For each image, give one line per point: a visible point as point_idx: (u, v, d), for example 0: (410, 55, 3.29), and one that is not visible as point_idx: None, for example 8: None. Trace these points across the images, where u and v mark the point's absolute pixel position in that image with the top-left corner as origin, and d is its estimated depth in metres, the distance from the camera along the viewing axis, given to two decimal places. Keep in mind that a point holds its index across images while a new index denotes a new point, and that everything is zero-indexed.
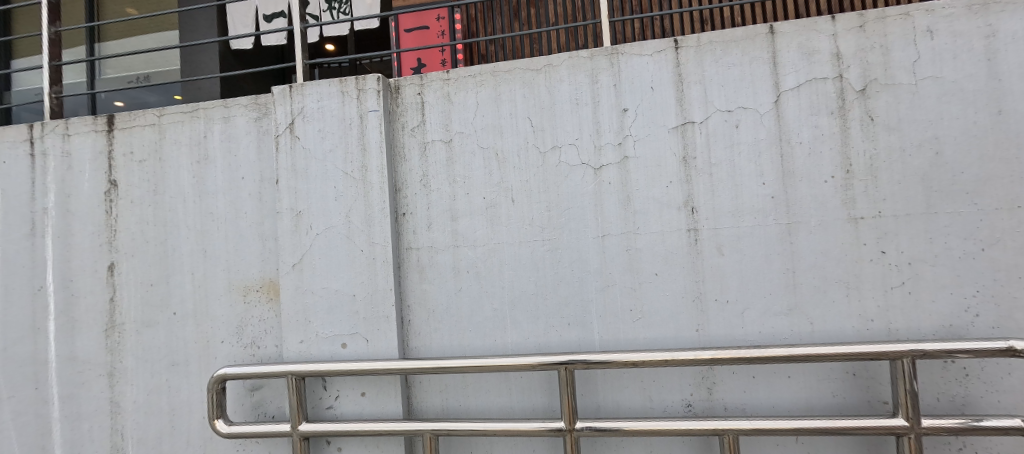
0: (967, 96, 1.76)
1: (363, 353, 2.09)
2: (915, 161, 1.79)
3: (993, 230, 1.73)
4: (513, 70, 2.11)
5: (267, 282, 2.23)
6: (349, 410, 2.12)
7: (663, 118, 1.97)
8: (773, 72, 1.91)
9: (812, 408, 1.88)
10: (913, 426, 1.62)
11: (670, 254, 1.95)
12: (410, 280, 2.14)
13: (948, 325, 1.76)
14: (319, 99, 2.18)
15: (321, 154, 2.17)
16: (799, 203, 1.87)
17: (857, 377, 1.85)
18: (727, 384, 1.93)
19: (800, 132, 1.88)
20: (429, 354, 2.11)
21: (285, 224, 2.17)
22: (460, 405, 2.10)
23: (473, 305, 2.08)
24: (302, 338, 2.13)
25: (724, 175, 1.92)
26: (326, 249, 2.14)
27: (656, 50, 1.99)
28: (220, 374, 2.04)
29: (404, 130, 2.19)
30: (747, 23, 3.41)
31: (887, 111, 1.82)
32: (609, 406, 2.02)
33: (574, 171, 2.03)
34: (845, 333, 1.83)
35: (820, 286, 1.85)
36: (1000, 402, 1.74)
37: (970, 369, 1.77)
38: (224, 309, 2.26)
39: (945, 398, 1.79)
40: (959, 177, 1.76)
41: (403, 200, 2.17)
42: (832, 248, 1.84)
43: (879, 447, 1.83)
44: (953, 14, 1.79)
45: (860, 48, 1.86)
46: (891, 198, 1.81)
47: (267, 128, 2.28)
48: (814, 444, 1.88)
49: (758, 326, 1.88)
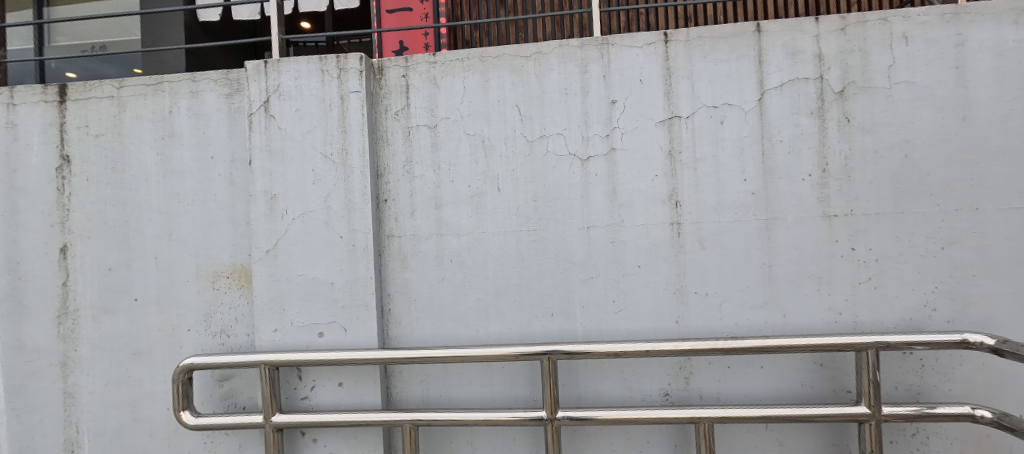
0: (937, 101, 1.85)
1: (342, 343, 2.04)
2: (887, 162, 1.87)
3: (953, 230, 1.84)
4: (501, 56, 2.06)
5: (239, 267, 2.14)
6: (326, 401, 2.07)
7: (651, 111, 1.98)
8: (759, 70, 1.94)
9: (783, 397, 1.96)
10: (874, 413, 1.73)
11: (653, 247, 1.97)
12: (391, 268, 2.09)
13: (908, 319, 1.86)
14: (297, 76, 2.08)
15: (298, 135, 2.07)
16: (778, 200, 1.92)
17: (824, 368, 1.94)
18: (703, 373, 1.99)
19: (782, 130, 1.92)
20: (410, 344, 2.08)
21: (259, 208, 2.07)
22: (441, 395, 2.08)
23: (457, 295, 2.05)
24: (277, 327, 2.06)
25: (709, 170, 1.95)
26: (303, 234, 2.06)
27: (647, 42, 1.99)
28: (187, 364, 1.95)
29: (387, 113, 2.11)
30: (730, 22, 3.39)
31: (863, 113, 1.89)
32: (590, 396, 2.04)
33: (561, 161, 2.01)
34: (816, 325, 1.91)
35: (795, 280, 1.92)
36: (951, 391, 1.87)
37: (925, 360, 1.89)
38: (191, 295, 2.15)
39: (903, 387, 1.91)
40: (925, 179, 1.86)
41: (384, 186, 2.10)
42: (808, 245, 1.91)
43: (841, 432, 1.94)
44: (928, 22, 1.86)
45: (842, 50, 1.91)
46: (863, 197, 1.89)
47: (240, 105, 2.16)
48: (781, 431, 1.96)
49: (736, 318, 1.94)
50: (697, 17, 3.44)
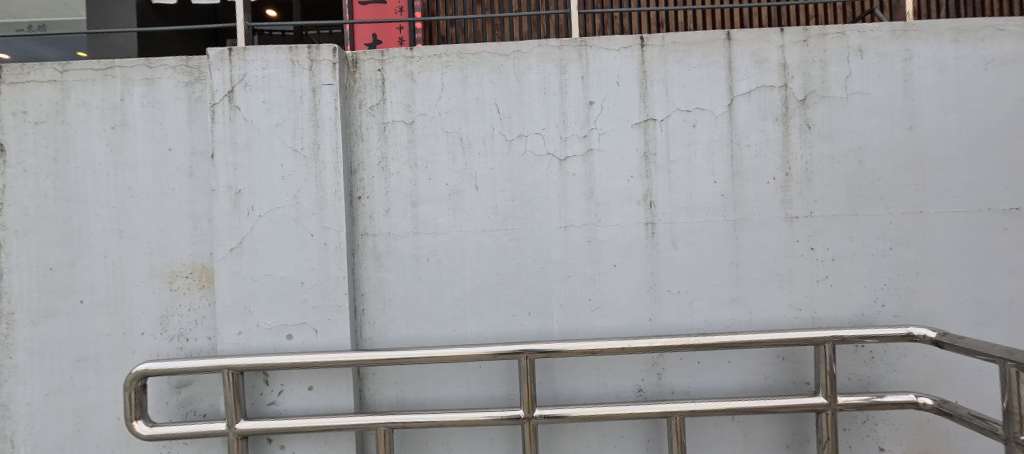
0: (887, 111, 1.99)
1: (312, 345, 1.96)
2: (843, 167, 2.00)
3: (900, 231, 1.99)
4: (480, 53, 2.04)
5: (200, 267, 2.02)
6: (294, 406, 1.99)
7: (627, 113, 2.02)
8: (729, 76, 2.02)
9: (748, 390, 2.05)
10: (830, 403, 1.83)
11: (629, 246, 2.02)
12: (364, 267, 2.03)
13: (861, 314, 2.00)
14: (264, 66, 1.99)
15: (266, 128, 1.98)
16: (745, 202, 2.01)
17: (785, 361, 2.05)
18: (675, 369, 2.05)
19: (749, 135, 2.01)
20: (384, 345, 2.03)
21: (222, 204, 1.97)
22: (416, 397, 2.05)
23: (433, 294, 2.02)
24: (241, 329, 1.96)
25: (682, 171, 2.02)
26: (271, 232, 1.97)
27: (623, 46, 2.03)
28: (140, 370, 1.82)
29: (361, 108, 2.05)
30: (701, 29, 3.47)
31: (823, 120, 2.00)
32: (566, 393, 2.06)
33: (540, 161, 2.02)
34: (779, 321, 2.01)
35: (760, 278, 2.01)
36: (897, 380, 2.02)
37: (875, 352, 2.03)
38: (146, 297, 2.01)
39: (855, 377, 2.04)
40: (876, 184, 1.99)
41: (358, 182, 2.04)
42: (772, 244, 2.01)
43: (800, 422, 2.05)
44: (880, 37, 2.00)
45: (804, 60, 2.01)
46: (822, 199, 2.00)
47: (201, 95, 2.03)
48: (746, 423, 2.06)
49: (705, 315, 2.01)
50: (669, 24, 3.50)
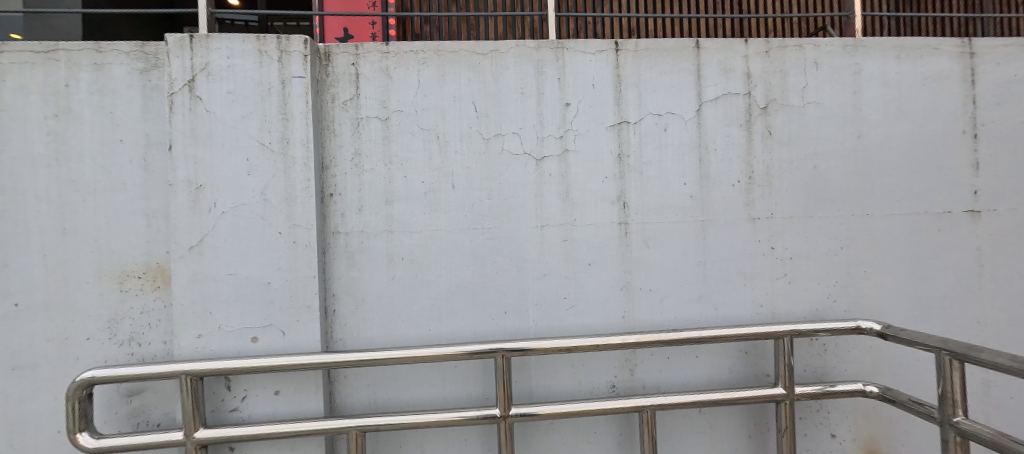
0: (839, 120, 2.14)
1: (279, 348, 1.88)
2: (800, 171, 2.13)
3: (850, 232, 2.14)
4: (457, 51, 2.03)
5: (154, 267, 1.89)
6: (259, 412, 1.89)
7: (602, 115, 2.07)
8: (697, 83, 2.11)
9: (714, 383, 2.14)
10: (789, 393, 1.94)
11: (603, 246, 2.06)
12: (335, 267, 1.97)
13: (816, 309, 2.13)
14: (229, 55, 1.89)
15: (230, 120, 1.88)
16: (712, 203, 2.10)
17: (748, 355, 2.15)
18: (646, 365, 2.11)
19: (716, 140, 2.11)
20: (356, 346, 1.97)
21: (180, 199, 1.85)
22: (389, 398, 2.01)
23: (408, 294, 1.99)
24: (201, 333, 1.85)
25: (653, 173, 2.08)
26: (234, 230, 1.87)
27: (599, 49, 2.07)
28: (85, 378, 1.67)
29: (334, 102, 1.99)
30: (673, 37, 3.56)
31: (782, 127, 2.13)
32: (541, 391, 2.07)
33: (517, 160, 2.03)
34: (743, 317, 2.11)
35: (725, 276, 2.11)
36: (847, 371, 2.17)
37: (828, 345, 2.16)
38: (92, 299, 1.86)
39: (810, 369, 2.17)
40: (829, 188, 2.13)
41: (330, 179, 1.98)
42: (736, 244, 2.11)
43: (761, 412, 2.16)
44: (833, 51, 2.15)
45: (766, 70, 2.13)
46: (781, 202, 2.12)
47: (157, 83, 1.91)
48: (712, 414, 2.15)
49: (675, 312, 2.08)
50: (641, 31, 3.57)
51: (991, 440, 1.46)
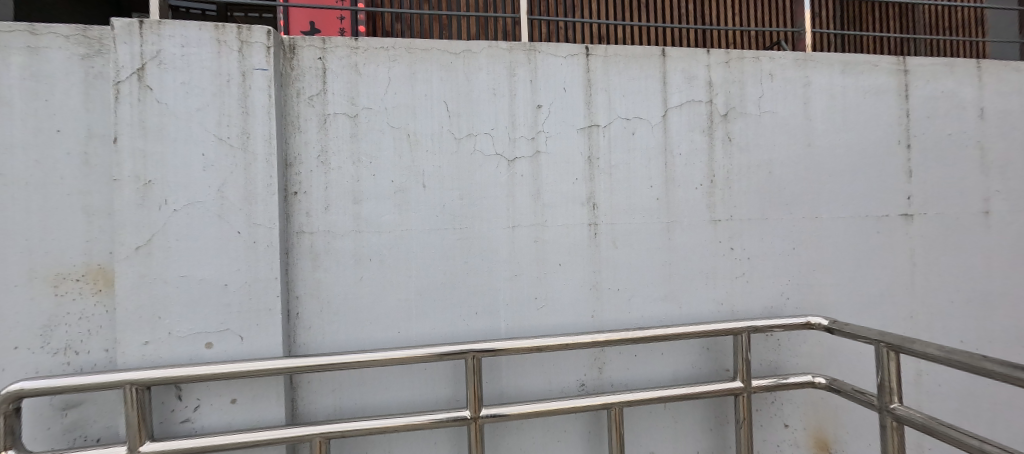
0: (791, 129, 2.27)
1: (236, 353, 1.78)
2: (757, 176, 2.25)
3: (801, 234, 2.27)
4: (429, 49, 2.01)
5: (94, 269, 1.75)
6: (214, 422, 1.78)
7: (573, 118, 2.10)
8: (663, 90, 2.19)
9: (678, 379, 2.21)
10: (746, 386, 2.03)
11: (573, 246, 2.09)
12: (299, 267, 1.89)
13: (771, 307, 2.25)
14: (184, 44, 1.78)
15: (184, 112, 1.77)
16: (677, 205, 2.18)
17: (709, 351, 2.24)
18: (614, 363, 2.16)
19: (680, 145, 2.19)
20: (320, 350, 1.90)
21: (126, 196, 1.72)
22: (356, 403, 1.94)
23: (376, 295, 1.94)
24: (148, 339, 1.72)
25: (622, 176, 2.14)
26: (188, 228, 1.76)
27: (570, 53, 2.11)
28: (10, 392, 1.51)
29: (299, 97, 1.91)
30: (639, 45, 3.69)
31: (741, 134, 2.24)
32: (512, 392, 2.07)
33: (488, 161, 2.03)
34: (705, 315, 2.19)
35: (689, 276, 2.19)
36: (798, 364, 2.30)
37: (781, 340, 2.29)
38: (20, 304, 1.69)
39: (765, 363, 2.29)
40: (783, 192, 2.26)
41: (294, 176, 1.90)
42: (699, 245, 2.20)
43: (721, 406, 2.26)
44: (786, 64, 2.28)
45: (726, 80, 2.24)
46: (740, 205, 2.23)
47: (102, 71, 1.77)
48: (676, 409, 2.22)
49: (642, 311, 2.14)
50: (610, 38, 3.68)
51: (922, 424, 1.59)
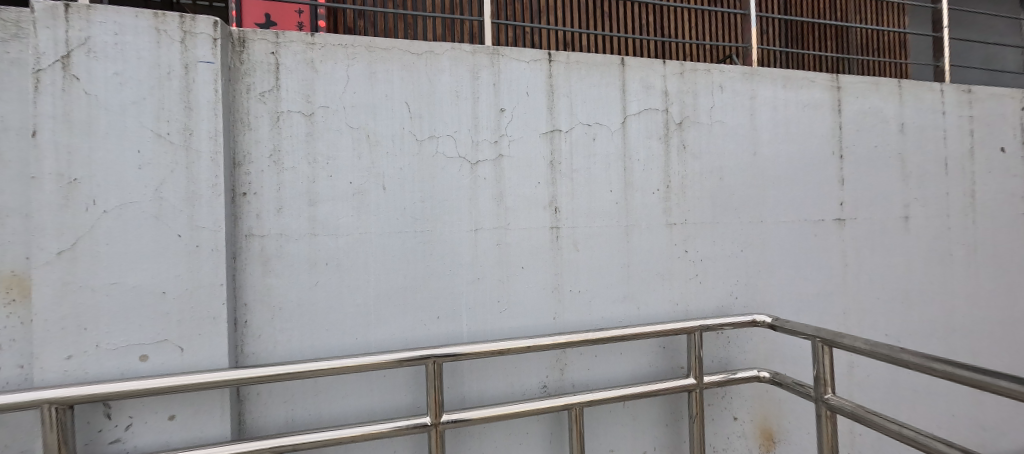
0: (739, 138, 2.40)
1: (176, 365, 1.65)
2: (708, 182, 2.36)
3: (748, 237, 2.41)
4: (390, 48, 1.96)
5: (7, 276, 1.57)
6: (150, 441, 1.64)
7: (536, 122, 2.12)
8: (622, 97, 2.25)
9: (635, 378, 2.27)
10: (698, 382, 2.11)
11: (535, 249, 2.10)
12: (249, 273, 1.78)
13: (721, 306, 2.36)
14: (118, 32, 1.64)
15: (118, 105, 1.62)
16: (635, 209, 2.25)
17: (665, 350, 2.32)
18: (575, 364, 2.19)
19: (638, 151, 2.26)
20: (271, 360, 1.80)
21: (46, 194, 1.55)
22: (311, 414, 1.86)
23: (332, 301, 1.86)
24: (70, 354, 1.55)
25: (583, 180, 2.17)
26: (121, 231, 1.61)
27: (533, 59, 2.13)
28: None
29: (249, 93, 1.80)
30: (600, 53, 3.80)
31: (694, 142, 2.34)
32: (474, 396, 2.05)
33: (451, 163, 2.01)
34: (661, 315, 2.27)
35: (646, 278, 2.26)
36: (745, 360, 2.43)
37: (731, 338, 2.41)
38: None
39: (716, 360, 2.40)
40: (732, 197, 2.39)
41: (243, 176, 1.79)
42: (655, 248, 2.27)
43: (676, 402, 2.34)
44: (734, 77, 2.41)
45: (680, 90, 2.34)
46: (693, 209, 2.33)
47: (20, 58, 1.60)
48: (634, 407, 2.28)
49: (601, 312, 2.18)
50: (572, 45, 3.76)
51: (851, 411, 1.69)
